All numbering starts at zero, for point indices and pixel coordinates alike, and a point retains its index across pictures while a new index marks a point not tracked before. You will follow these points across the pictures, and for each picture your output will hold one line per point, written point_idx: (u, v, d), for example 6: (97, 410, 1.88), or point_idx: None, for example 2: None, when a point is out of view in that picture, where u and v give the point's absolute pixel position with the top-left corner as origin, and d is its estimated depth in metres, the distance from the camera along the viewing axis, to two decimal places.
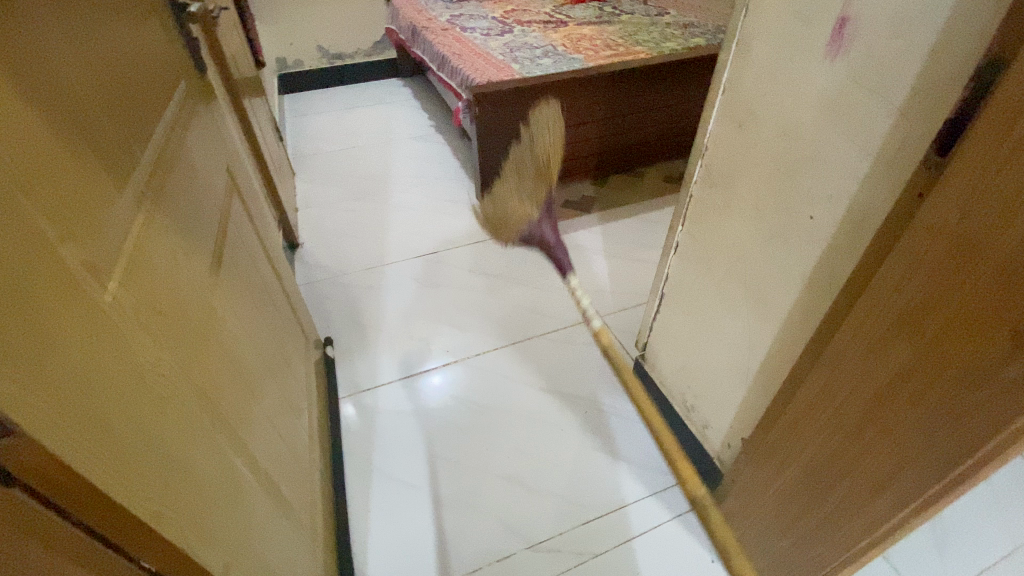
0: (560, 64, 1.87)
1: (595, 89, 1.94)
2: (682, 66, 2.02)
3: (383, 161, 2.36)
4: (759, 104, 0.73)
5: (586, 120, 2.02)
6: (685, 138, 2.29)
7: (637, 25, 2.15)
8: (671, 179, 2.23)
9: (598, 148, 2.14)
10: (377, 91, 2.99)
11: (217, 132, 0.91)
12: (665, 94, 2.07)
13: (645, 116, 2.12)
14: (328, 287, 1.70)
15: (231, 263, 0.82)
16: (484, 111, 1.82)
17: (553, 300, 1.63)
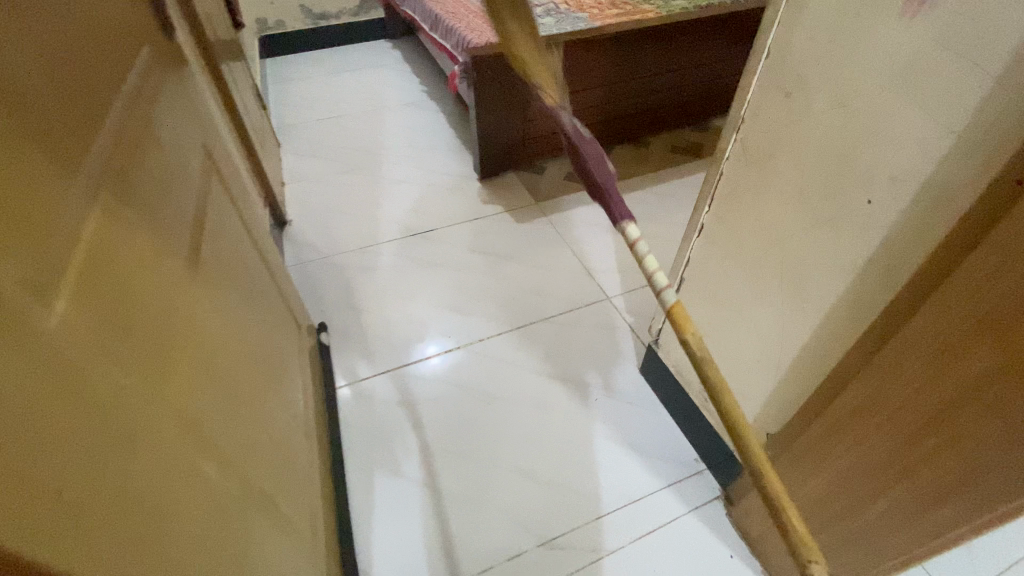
0: (564, 22, 1.72)
1: (600, 52, 1.81)
2: (691, 25, 1.89)
3: (373, 132, 2.23)
4: (812, 70, 0.64)
5: (591, 85, 1.90)
6: (693, 104, 2.17)
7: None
8: (679, 150, 2.12)
9: (602, 115, 2.02)
10: (364, 56, 2.81)
11: (189, 103, 0.80)
12: (674, 58, 1.95)
13: (652, 82, 2.00)
14: (319, 269, 1.61)
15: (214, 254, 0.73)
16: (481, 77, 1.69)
17: (559, 280, 1.55)
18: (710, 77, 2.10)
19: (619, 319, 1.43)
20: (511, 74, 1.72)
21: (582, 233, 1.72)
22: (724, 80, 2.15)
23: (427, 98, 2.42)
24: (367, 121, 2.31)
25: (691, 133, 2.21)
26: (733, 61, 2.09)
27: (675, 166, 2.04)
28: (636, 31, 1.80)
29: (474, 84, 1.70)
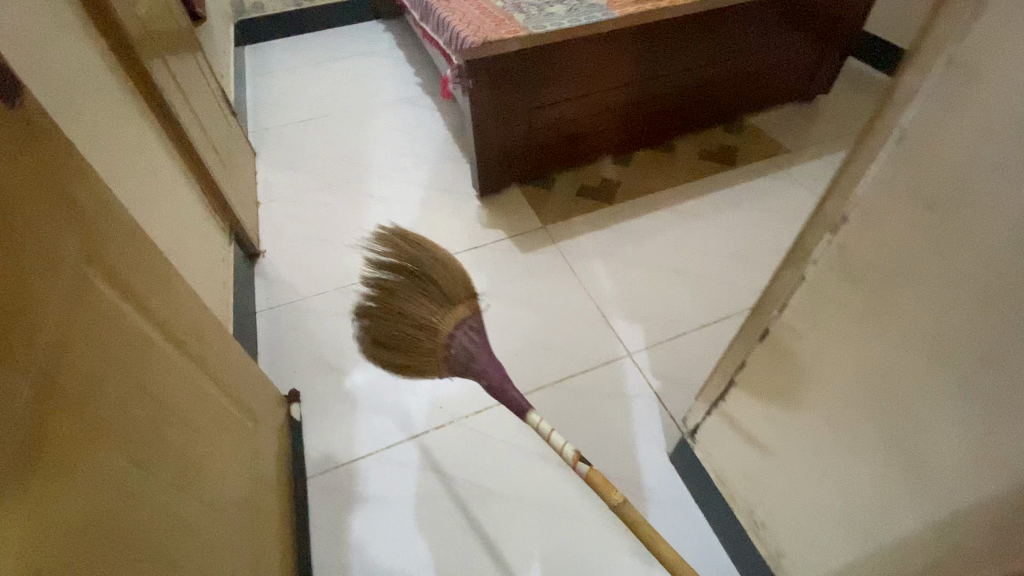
0: (582, 17, 1.49)
1: (621, 48, 1.53)
2: (728, 12, 1.60)
3: (361, 139, 1.98)
4: (982, 183, 0.40)
5: (608, 87, 1.62)
6: (725, 101, 1.88)
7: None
8: (710, 156, 1.84)
9: (622, 120, 1.74)
10: (351, 42, 2.51)
11: (70, 188, 0.58)
12: (706, 48, 1.67)
13: (679, 79, 1.71)
14: (294, 317, 1.40)
15: (79, 349, 0.55)
16: (479, 82, 1.42)
17: (572, 330, 1.33)
18: (744, 69, 1.82)
19: (642, 385, 1.21)
20: (515, 76, 1.45)
21: (598, 268, 1.47)
22: (760, 72, 1.86)
23: (422, 96, 2.15)
24: (353, 125, 2.05)
25: (722, 135, 1.93)
26: (770, 50, 1.80)
27: (705, 176, 1.77)
28: (662, 21, 1.51)
29: (470, 90, 1.43)
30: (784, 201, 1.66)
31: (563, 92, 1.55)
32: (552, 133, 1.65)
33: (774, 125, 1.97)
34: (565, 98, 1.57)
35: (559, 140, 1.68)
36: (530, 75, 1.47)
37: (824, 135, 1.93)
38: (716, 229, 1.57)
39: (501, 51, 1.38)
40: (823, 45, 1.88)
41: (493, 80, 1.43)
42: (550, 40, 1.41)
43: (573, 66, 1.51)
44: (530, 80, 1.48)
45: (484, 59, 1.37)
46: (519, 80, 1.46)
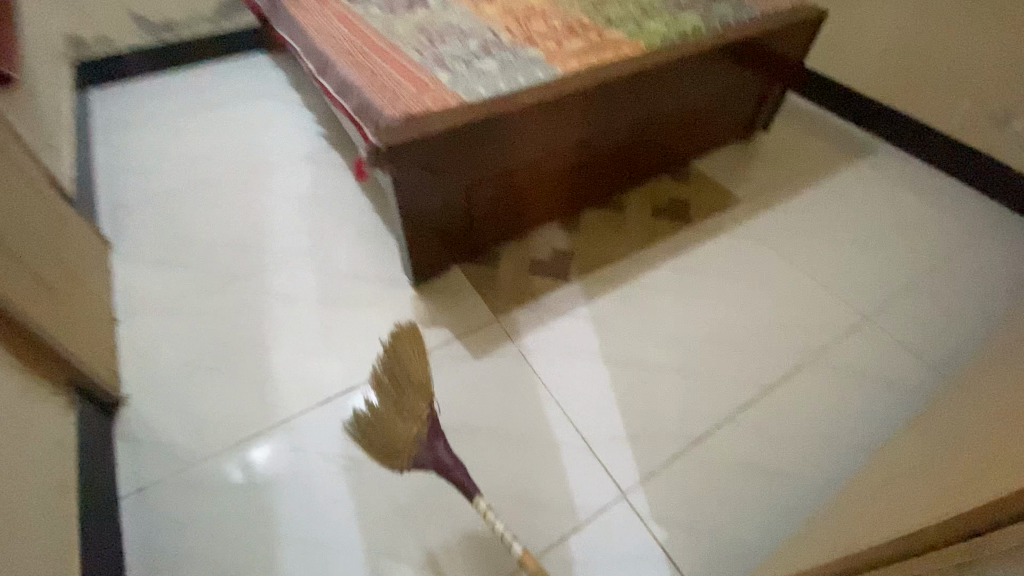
0: (520, 77, 1.25)
1: (567, 111, 1.30)
2: (676, 65, 1.44)
3: (254, 214, 1.61)
4: None
5: (554, 153, 1.40)
6: (671, 150, 1.74)
7: (611, 10, 1.57)
8: (663, 213, 1.68)
9: (570, 183, 1.53)
10: (232, 82, 2.09)
11: None
12: (654, 100, 1.49)
13: (627, 133, 1.53)
14: (177, 500, 1.05)
15: None
16: (401, 168, 1.13)
17: (547, 468, 1.09)
18: (690, 116, 1.68)
19: (641, 539, 1.00)
20: (447, 155, 1.17)
21: (566, 372, 1.24)
22: (704, 119, 1.74)
23: (328, 151, 1.81)
24: (242, 195, 1.66)
25: (671, 185, 1.79)
26: (715, 95, 1.68)
27: (663, 238, 1.60)
28: (611, 77, 1.31)
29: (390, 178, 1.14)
30: (749, 261, 1.54)
31: (503, 164, 1.30)
32: (492, 206, 1.40)
33: (722, 168, 1.86)
34: (505, 169, 1.32)
35: (500, 212, 1.44)
36: (464, 152, 1.20)
37: (771, 176, 1.84)
38: (688, 305, 1.40)
39: (427, 129, 1.10)
40: (763, 85, 1.80)
41: (419, 163, 1.15)
42: (486, 111, 1.16)
43: (514, 135, 1.25)
44: (464, 158, 1.21)
45: (406, 141, 1.08)
46: (452, 159, 1.19)
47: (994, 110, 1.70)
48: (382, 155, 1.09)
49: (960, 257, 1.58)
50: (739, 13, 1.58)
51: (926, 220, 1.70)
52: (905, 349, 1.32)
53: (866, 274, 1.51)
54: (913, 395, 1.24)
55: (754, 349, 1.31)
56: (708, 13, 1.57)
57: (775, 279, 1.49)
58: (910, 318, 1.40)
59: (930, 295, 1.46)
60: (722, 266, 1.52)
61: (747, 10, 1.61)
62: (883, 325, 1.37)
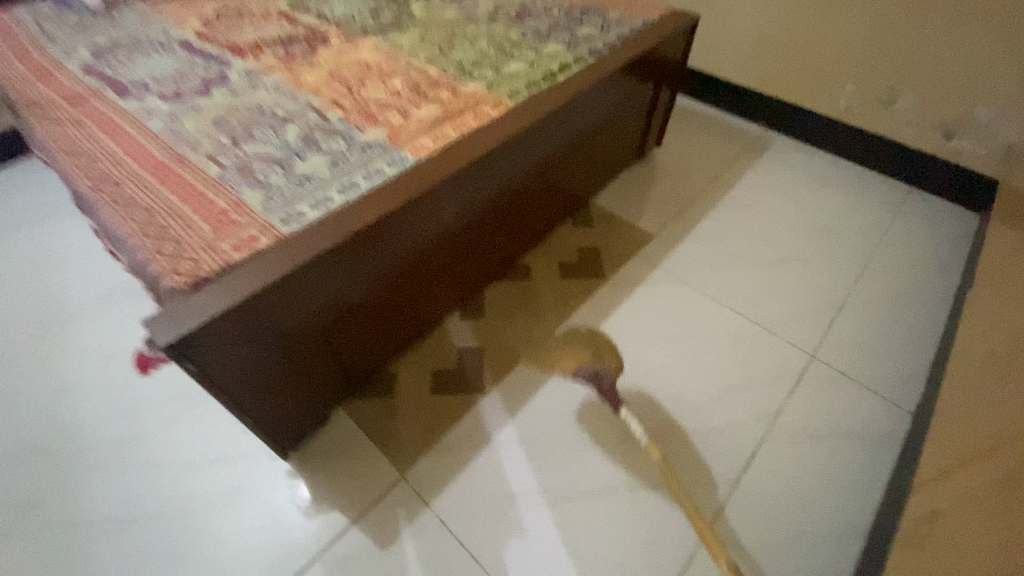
0: (362, 174, 0.97)
1: (431, 207, 1.02)
2: (552, 116, 1.21)
3: (55, 393, 1.19)
4: None
5: (431, 251, 1.12)
6: (567, 196, 1.52)
7: (462, 56, 1.32)
8: (573, 272, 1.47)
9: (460, 271, 1.26)
10: (11, 201, 1.62)
11: None
12: (535, 155, 1.25)
13: (513, 198, 1.28)
14: None
15: None
16: (207, 358, 0.79)
17: None
18: (580, 154, 1.46)
19: None
20: (273, 315, 0.85)
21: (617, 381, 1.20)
22: (596, 154, 1.54)
23: None
24: (32, 367, 1.23)
25: (575, 233, 1.58)
26: (602, 126, 1.47)
27: (580, 304, 1.39)
28: (477, 156, 1.04)
29: (194, 375, 0.79)
30: (678, 316, 1.37)
31: (363, 289, 1.00)
32: (365, 334, 1.09)
33: (625, 200, 1.68)
34: (369, 293, 1.02)
35: (383, 333, 1.14)
36: (299, 302, 0.88)
37: (678, 197, 1.68)
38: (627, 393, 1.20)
39: (232, 300, 0.77)
40: (648, 101, 1.63)
41: (233, 341, 0.81)
42: (320, 243, 0.85)
43: (367, 256, 0.95)
44: (303, 307, 0.89)
45: (199, 328, 0.74)
46: (283, 316, 0.87)
47: (878, 91, 1.63)
48: (165, 356, 0.74)
49: (879, 254, 1.51)
50: (607, 37, 1.40)
51: (838, 217, 1.61)
52: (858, 387, 1.21)
53: (799, 299, 1.39)
54: (880, 444, 1.12)
55: (707, 432, 1.14)
56: (573, 44, 1.36)
57: (711, 330, 1.33)
58: (852, 343, 1.29)
59: (866, 310, 1.36)
60: (652, 328, 1.34)
61: (614, 30, 1.43)
62: (830, 362, 1.25)
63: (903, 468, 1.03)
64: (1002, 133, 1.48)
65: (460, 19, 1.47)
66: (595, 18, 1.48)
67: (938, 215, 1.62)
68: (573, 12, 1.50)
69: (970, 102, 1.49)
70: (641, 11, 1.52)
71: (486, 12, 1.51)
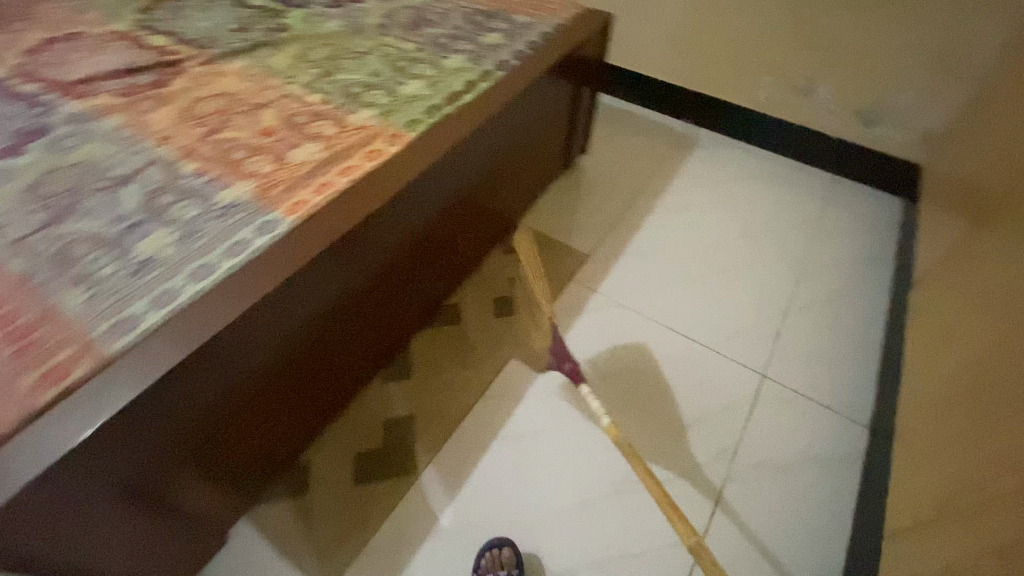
0: (221, 249, 0.77)
1: (321, 278, 0.84)
2: (462, 146, 1.05)
3: None
4: None
5: (336, 322, 0.94)
6: (494, 222, 1.37)
7: (349, 77, 1.13)
8: (508, 307, 1.33)
9: (380, 331, 1.09)
10: None
11: None
12: (448, 190, 1.09)
13: (430, 240, 1.11)
14: None
15: None
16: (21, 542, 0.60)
17: None
18: (502, 176, 1.31)
19: None
20: (108, 467, 0.65)
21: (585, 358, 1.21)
22: (519, 172, 1.39)
23: None
24: None
25: (507, 261, 1.43)
26: (523, 143, 1.33)
27: (518, 345, 1.25)
28: (370, 210, 0.87)
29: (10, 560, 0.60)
30: (625, 348, 1.25)
31: (246, 390, 0.81)
32: (262, 432, 0.90)
33: (556, 218, 1.55)
34: (255, 390, 0.83)
35: (290, 422, 0.95)
36: (149, 436, 0.68)
37: (612, 210, 1.57)
38: (579, 449, 1.09)
39: (28, 476, 0.57)
40: (570, 106, 1.50)
41: (58, 510, 0.62)
42: (162, 363, 0.66)
43: (242, 355, 0.76)
44: (157, 442, 0.70)
45: None
46: (126, 463, 0.67)
47: (799, 80, 1.58)
48: None
49: (817, 252, 1.46)
50: (515, 43, 1.25)
51: (773, 216, 1.56)
52: (815, 406, 1.15)
53: (745, 313, 1.32)
54: (841, 467, 1.07)
55: (670, 479, 1.05)
56: (477, 55, 1.21)
57: (661, 358, 1.24)
58: (802, 355, 1.24)
59: (811, 317, 1.31)
60: (599, 366, 1.22)
61: (523, 35, 1.28)
62: (783, 380, 1.19)
63: (871, 497, 0.98)
64: (922, 118, 1.48)
65: (344, 32, 1.27)
66: (501, 22, 1.32)
67: (865, 203, 1.60)
68: (475, 18, 1.34)
69: (888, 88, 1.47)
70: (551, 12, 1.39)
71: (375, 21, 1.31)
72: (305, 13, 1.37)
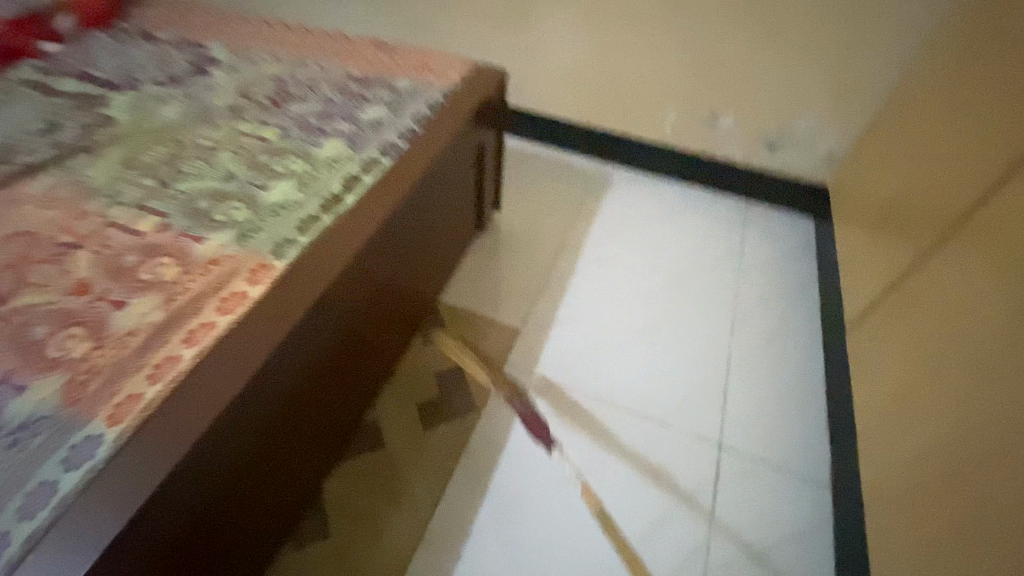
0: (17, 504, 0.57)
1: (176, 501, 0.63)
2: (354, 262, 0.86)
3: None
4: None
5: (219, 518, 0.73)
6: (408, 312, 1.19)
7: (195, 186, 0.92)
8: (437, 410, 1.15)
9: (283, 491, 0.88)
10: None
11: None
12: (344, 312, 0.90)
13: (331, 369, 0.92)
14: None
15: None
16: None
17: None
18: (410, 265, 1.13)
19: None
20: None
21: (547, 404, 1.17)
22: (429, 251, 1.21)
23: None
24: None
25: (428, 350, 1.25)
26: (427, 225, 1.16)
27: (455, 459, 1.08)
28: (233, 393, 0.67)
29: None
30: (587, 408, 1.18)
31: None
32: None
33: (477, 290, 1.40)
34: None
35: None
36: None
37: (535, 272, 1.45)
38: (555, 529, 1.01)
39: None
40: (475, 167, 1.35)
41: None
42: None
43: None
44: None
45: None
46: None
47: (703, 112, 1.54)
48: None
49: (744, 292, 1.44)
50: (400, 119, 1.10)
51: (698, 256, 1.51)
52: (773, 472, 1.11)
53: (687, 375, 1.26)
54: (810, 538, 1.03)
55: None
56: (357, 139, 1.04)
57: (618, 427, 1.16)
58: (751, 415, 1.19)
59: (751, 368, 1.28)
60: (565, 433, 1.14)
61: (408, 108, 1.13)
62: (739, 448, 1.14)
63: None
64: (823, 143, 1.49)
65: (187, 122, 1.05)
66: (380, 91, 1.16)
67: (781, 229, 1.59)
68: (348, 87, 1.16)
69: (789, 115, 1.47)
70: (436, 72, 1.24)
71: (225, 104, 1.10)
72: (133, 97, 1.13)
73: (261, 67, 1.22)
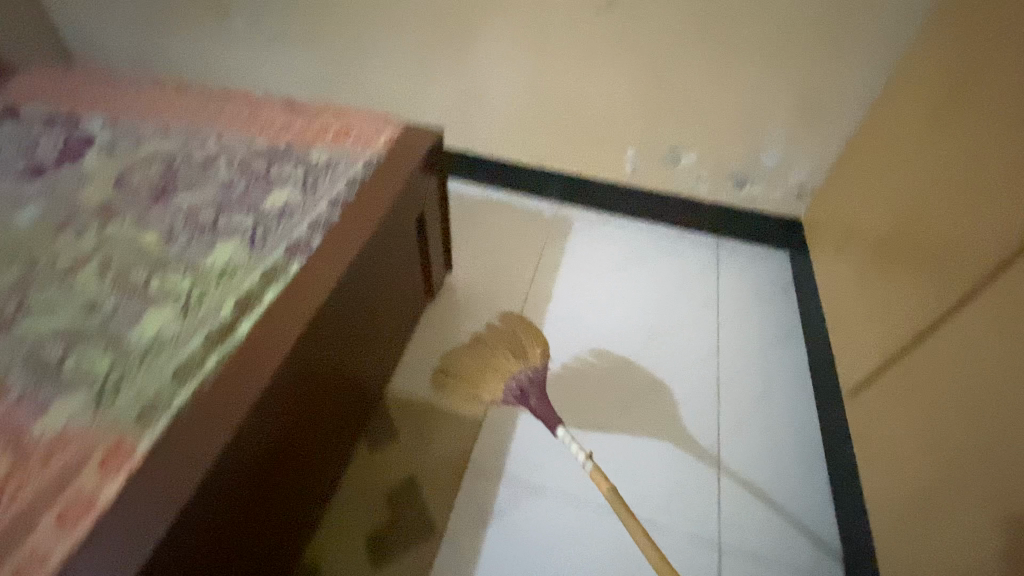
0: None
1: None
2: (258, 417, 0.68)
3: None
4: None
5: None
6: (347, 425, 1.01)
7: (44, 325, 0.73)
8: (389, 543, 0.97)
9: None
10: None
11: None
12: (252, 473, 0.71)
13: (241, 544, 0.73)
14: None
15: None
16: None
17: None
18: (345, 374, 0.95)
19: None
20: None
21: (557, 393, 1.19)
22: (369, 349, 1.03)
23: None
24: None
25: (378, 461, 1.07)
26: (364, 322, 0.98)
27: None
28: None
29: None
30: (591, 387, 1.21)
31: None
32: None
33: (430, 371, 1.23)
34: None
35: None
36: None
37: None
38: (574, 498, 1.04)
39: None
40: (418, 237, 1.17)
41: None
42: None
43: None
44: None
45: None
46: None
47: (663, 149, 1.42)
48: None
49: (727, 345, 1.30)
50: (314, 203, 0.92)
51: (673, 307, 1.38)
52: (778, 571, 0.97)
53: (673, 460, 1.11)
54: None
55: None
56: (259, 236, 0.86)
57: (619, 408, 1.18)
58: (747, 500, 1.06)
59: (742, 440, 1.14)
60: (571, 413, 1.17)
61: (323, 186, 0.95)
62: (738, 544, 1.00)
63: None
64: (793, 175, 1.37)
65: (45, 231, 0.86)
66: (290, 167, 0.98)
67: (757, 267, 1.47)
68: (251, 165, 0.98)
69: (755, 148, 1.35)
70: (358, 137, 1.06)
71: (96, 200, 0.91)
72: None
73: (145, 146, 1.03)
